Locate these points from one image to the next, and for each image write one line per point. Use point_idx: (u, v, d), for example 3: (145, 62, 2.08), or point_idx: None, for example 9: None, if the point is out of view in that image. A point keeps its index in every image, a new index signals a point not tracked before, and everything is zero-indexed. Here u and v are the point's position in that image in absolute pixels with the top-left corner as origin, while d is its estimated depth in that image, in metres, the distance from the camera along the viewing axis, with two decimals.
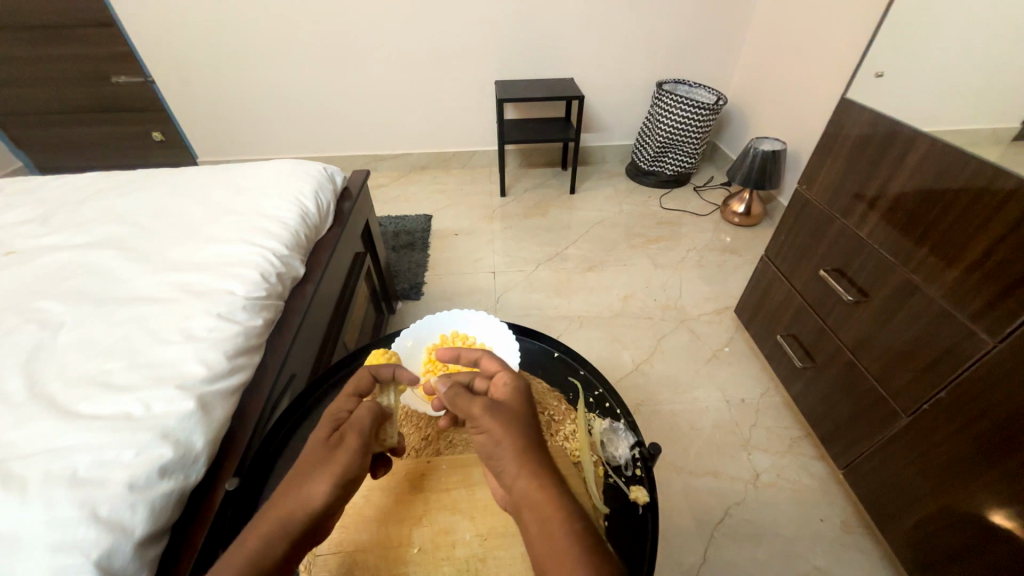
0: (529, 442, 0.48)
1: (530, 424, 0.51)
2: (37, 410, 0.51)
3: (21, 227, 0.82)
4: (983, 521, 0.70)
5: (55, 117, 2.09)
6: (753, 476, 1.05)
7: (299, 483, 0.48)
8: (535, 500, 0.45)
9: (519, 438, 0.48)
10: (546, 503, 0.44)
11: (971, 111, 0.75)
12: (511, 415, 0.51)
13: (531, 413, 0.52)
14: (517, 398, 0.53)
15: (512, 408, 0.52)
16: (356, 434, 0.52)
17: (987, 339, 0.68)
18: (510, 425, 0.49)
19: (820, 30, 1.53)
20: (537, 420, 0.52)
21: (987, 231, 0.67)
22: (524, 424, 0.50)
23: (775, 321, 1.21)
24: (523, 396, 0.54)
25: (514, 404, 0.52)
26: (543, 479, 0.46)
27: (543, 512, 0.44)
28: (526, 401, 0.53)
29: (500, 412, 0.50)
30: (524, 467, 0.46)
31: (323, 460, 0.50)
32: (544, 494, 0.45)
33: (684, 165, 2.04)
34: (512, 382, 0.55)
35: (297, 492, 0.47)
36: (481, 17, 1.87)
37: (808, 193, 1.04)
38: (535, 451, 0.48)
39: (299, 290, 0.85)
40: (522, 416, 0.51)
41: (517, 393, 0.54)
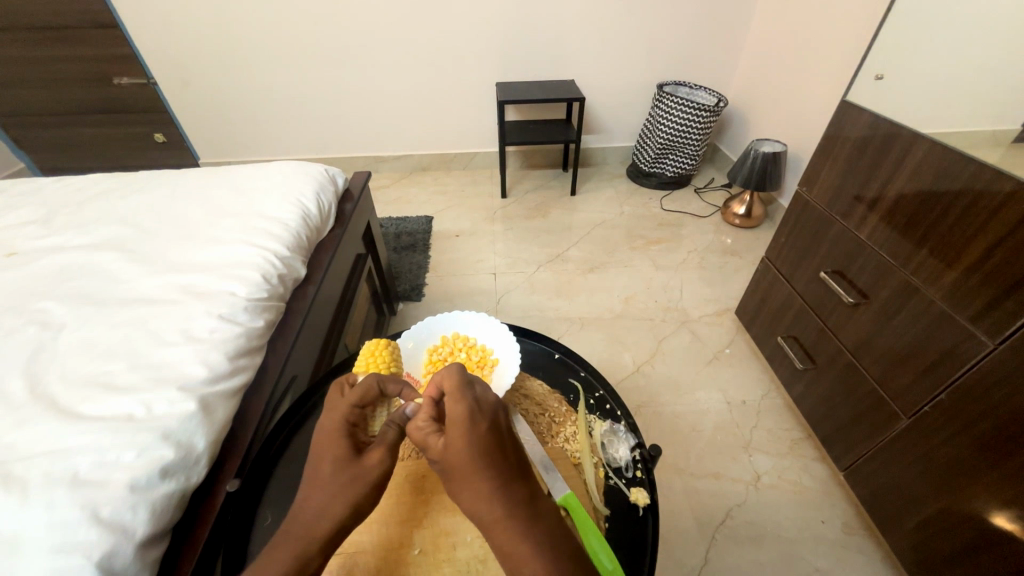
0: (477, 480, 0.48)
1: (475, 461, 0.49)
2: (39, 411, 0.51)
3: (23, 228, 0.83)
4: (986, 523, 0.70)
5: (58, 119, 2.10)
6: (755, 478, 1.05)
7: (322, 499, 0.49)
8: (499, 537, 0.46)
9: (469, 482, 0.48)
10: (507, 540, 0.46)
11: (968, 114, 0.76)
12: (454, 458, 0.50)
13: (472, 446, 0.50)
14: (454, 435, 0.50)
15: (453, 450, 0.50)
16: (381, 450, 0.53)
17: (988, 341, 0.68)
18: (457, 469, 0.49)
19: (820, 31, 1.53)
20: (482, 452, 0.50)
21: (986, 234, 0.67)
22: (469, 462, 0.49)
23: (775, 322, 1.21)
24: (461, 429, 0.51)
25: (453, 444, 0.50)
26: (501, 515, 0.47)
27: (505, 544, 0.46)
28: (463, 434, 0.50)
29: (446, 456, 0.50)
30: (480, 508, 0.47)
31: (346, 478, 0.50)
32: (505, 532, 0.46)
33: (684, 167, 2.04)
34: (452, 414, 0.52)
35: (320, 506, 0.49)
36: (482, 20, 1.88)
37: (808, 195, 1.05)
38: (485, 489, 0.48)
39: (300, 292, 0.85)
40: (462, 455, 0.49)
41: (457, 426, 0.51)
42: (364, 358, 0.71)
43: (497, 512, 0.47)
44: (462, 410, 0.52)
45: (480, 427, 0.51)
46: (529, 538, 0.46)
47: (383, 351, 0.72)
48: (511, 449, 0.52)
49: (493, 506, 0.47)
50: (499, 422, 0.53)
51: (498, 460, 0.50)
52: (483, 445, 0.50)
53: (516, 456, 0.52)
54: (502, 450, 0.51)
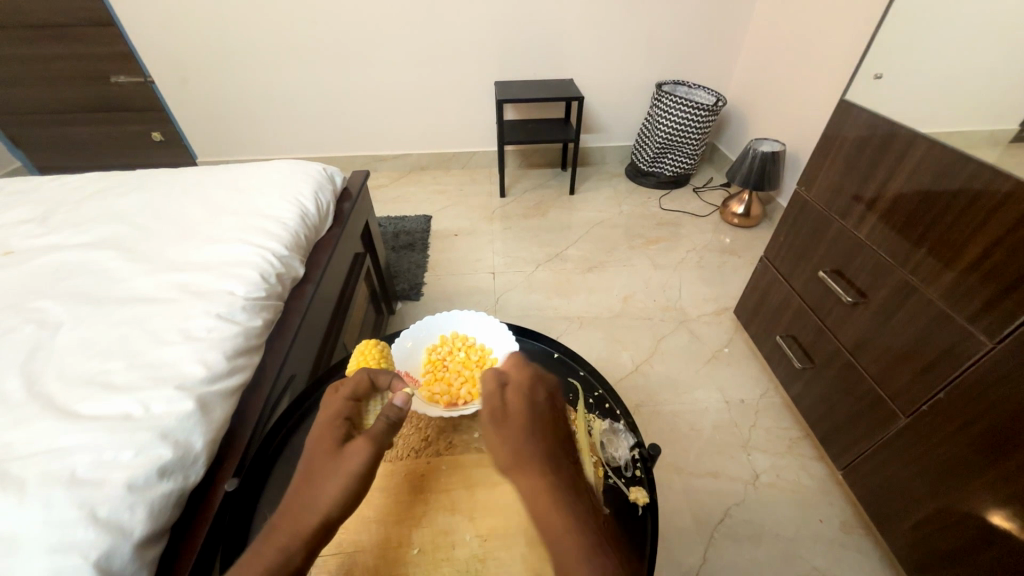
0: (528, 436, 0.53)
1: (530, 420, 0.55)
2: (36, 411, 0.51)
3: (20, 227, 0.82)
4: (984, 523, 0.70)
5: (54, 117, 2.09)
6: (753, 477, 1.05)
7: (313, 492, 0.49)
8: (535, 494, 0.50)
9: (522, 438, 0.54)
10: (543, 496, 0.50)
11: (967, 114, 0.76)
12: (512, 417, 0.56)
13: (530, 407, 0.57)
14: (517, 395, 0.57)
15: (513, 407, 0.56)
16: (365, 438, 0.52)
17: (985, 340, 0.68)
18: (513, 423, 0.55)
19: (819, 31, 1.53)
20: (537, 416, 0.56)
21: (984, 233, 0.67)
22: (526, 420, 0.55)
23: (774, 322, 1.21)
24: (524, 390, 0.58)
25: (514, 403, 0.57)
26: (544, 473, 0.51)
27: (539, 502, 0.50)
28: (525, 395, 0.58)
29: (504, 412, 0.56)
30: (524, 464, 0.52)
31: (332, 468, 0.50)
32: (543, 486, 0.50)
33: (683, 166, 2.04)
34: (514, 378, 0.60)
35: (311, 499, 0.49)
36: (481, 19, 1.88)
37: (807, 195, 1.05)
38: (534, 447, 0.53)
39: (299, 291, 0.85)
40: (520, 411, 0.56)
41: (519, 389, 0.58)
42: (356, 357, 0.71)
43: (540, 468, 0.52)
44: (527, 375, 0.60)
45: (539, 394, 0.59)
46: (565, 500, 0.49)
47: (373, 349, 0.72)
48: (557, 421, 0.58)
49: (537, 464, 0.52)
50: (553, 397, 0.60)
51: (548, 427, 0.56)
52: (539, 410, 0.57)
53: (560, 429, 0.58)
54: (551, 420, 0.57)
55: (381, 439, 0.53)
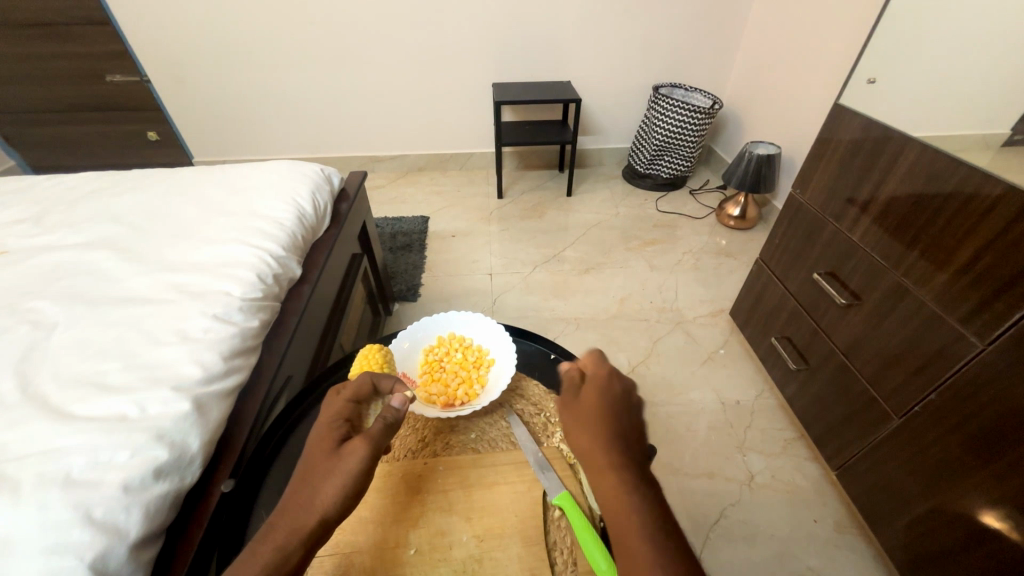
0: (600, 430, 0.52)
1: (606, 414, 0.54)
2: (30, 412, 0.51)
3: (14, 226, 0.82)
4: (975, 522, 0.71)
5: (49, 116, 2.08)
6: (748, 478, 1.05)
7: (310, 494, 0.49)
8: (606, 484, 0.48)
9: (592, 420, 0.54)
10: (611, 491, 0.48)
11: (958, 118, 0.77)
12: (587, 408, 0.55)
13: (607, 401, 0.55)
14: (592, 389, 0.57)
15: (587, 399, 0.56)
16: (364, 440, 0.52)
17: (977, 342, 0.69)
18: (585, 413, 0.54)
19: (814, 35, 1.55)
20: (615, 411, 0.55)
21: (976, 235, 0.68)
22: (600, 413, 0.54)
23: (769, 323, 1.22)
24: (601, 385, 0.57)
25: (589, 395, 0.56)
26: (614, 466, 0.49)
27: (609, 494, 0.48)
28: (603, 390, 0.56)
29: (578, 401, 0.56)
30: (595, 454, 0.51)
31: (330, 468, 0.50)
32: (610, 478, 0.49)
33: (679, 168, 2.05)
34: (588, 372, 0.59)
35: (309, 503, 0.48)
36: (478, 20, 1.88)
37: (801, 197, 1.06)
38: (606, 442, 0.52)
39: (296, 292, 0.85)
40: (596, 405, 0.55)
41: (595, 382, 0.57)
42: (358, 362, 0.72)
43: (611, 463, 0.50)
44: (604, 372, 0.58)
45: (616, 390, 0.57)
46: (637, 500, 0.46)
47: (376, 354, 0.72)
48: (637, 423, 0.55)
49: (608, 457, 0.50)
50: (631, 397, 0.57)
51: (624, 429, 0.53)
52: (616, 406, 0.55)
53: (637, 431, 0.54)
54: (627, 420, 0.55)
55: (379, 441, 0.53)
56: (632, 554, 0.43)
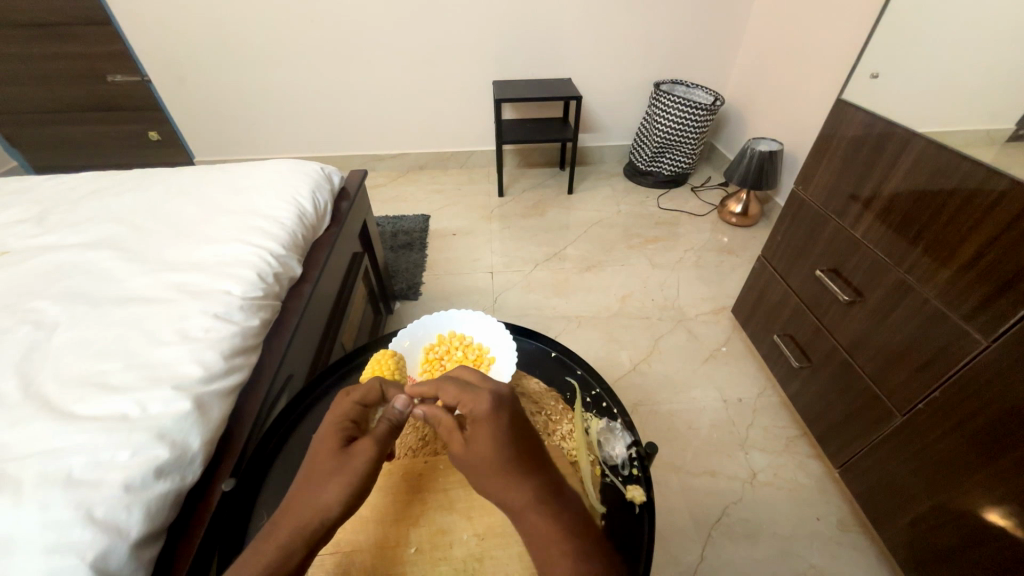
0: (501, 471, 0.48)
1: (502, 447, 0.50)
2: (32, 411, 0.51)
3: (15, 227, 0.82)
4: (978, 519, 0.70)
5: (51, 117, 2.08)
6: (750, 475, 1.05)
7: (315, 492, 0.48)
8: (528, 524, 0.45)
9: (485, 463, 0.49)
10: (536, 528, 0.44)
11: (962, 113, 0.76)
12: (480, 451, 0.50)
13: (499, 434, 0.51)
14: (479, 428, 0.51)
15: (477, 441, 0.50)
16: (370, 441, 0.53)
17: (980, 338, 0.68)
18: (480, 456, 0.50)
19: (815, 31, 1.54)
20: (508, 440, 0.50)
21: (979, 232, 0.68)
22: (495, 451, 0.49)
23: (771, 320, 1.21)
24: (486, 420, 0.52)
25: (474, 436, 0.51)
26: (529, 501, 0.46)
27: (533, 531, 0.45)
28: (490, 424, 0.51)
29: (469, 446, 0.51)
30: (507, 496, 0.47)
31: (336, 468, 0.50)
32: (529, 517, 0.45)
33: (681, 166, 2.04)
34: (470, 408, 0.54)
35: (314, 500, 0.48)
36: (478, 17, 1.87)
37: (803, 194, 1.05)
38: (509, 478, 0.48)
39: (296, 290, 0.85)
40: (488, 445, 0.50)
41: (481, 418, 0.52)
42: (371, 367, 0.72)
43: (526, 499, 0.46)
44: (486, 403, 0.53)
45: (505, 418, 0.52)
46: (560, 525, 0.44)
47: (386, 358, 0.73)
48: (536, 442, 0.52)
49: (520, 496, 0.46)
50: (522, 418, 0.54)
51: (523, 458, 0.49)
52: (508, 434, 0.51)
53: (538, 451, 0.51)
54: (525, 442, 0.51)
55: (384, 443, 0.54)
56: None
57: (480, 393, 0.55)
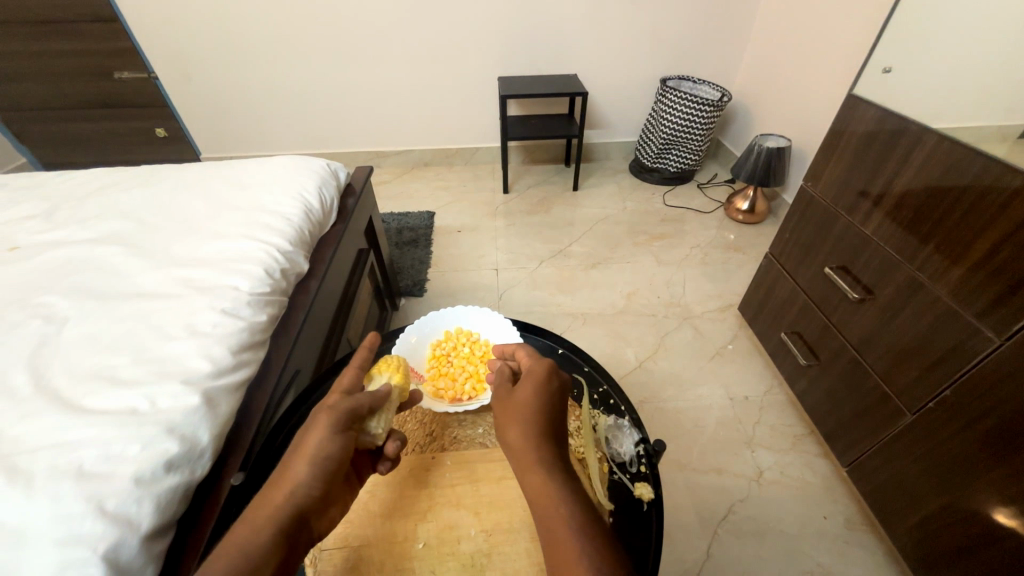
0: (530, 424, 0.52)
1: (540, 409, 0.54)
2: (43, 405, 0.51)
3: (25, 222, 0.82)
4: (988, 519, 0.70)
5: (59, 113, 2.09)
6: (757, 474, 1.05)
7: (284, 472, 0.50)
8: (532, 480, 0.49)
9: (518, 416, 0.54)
10: (539, 485, 0.48)
11: (974, 109, 0.75)
12: (518, 405, 0.55)
13: (542, 397, 0.55)
14: (526, 385, 0.57)
15: (521, 396, 0.56)
16: (325, 412, 0.54)
17: (993, 337, 0.67)
18: (518, 408, 0.55)
19: (825, 26, 1.52)
20: (547, 408, 0.55)
21: (993, 228, 0.66)
22: (531, 410, 0.54)
23: (779, 318, 1.20)
24: (535, 380, 0.57)
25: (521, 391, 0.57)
26: (539, 464, 0.49)
27: (539, 489, 0.48)
28: (536, 385, 0.57)
29: (513, 396, 0.57)
30: (527, 450, 0.51)
31: (298, 447, 0.52)
32: (535, 473, 0.49)
33: (687, 163, 2.03)
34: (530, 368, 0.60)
35: (284, 480, 0.50)
36: (484, 13, 1.87)
37: (813, 190, 1.04)
38: (532, 439, 0.52)
39: (303, 287, 0.85)
40: (528, 401, 0.55)
41: (531, 378, 0.58)
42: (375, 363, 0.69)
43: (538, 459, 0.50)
44: (544, 368, 0.59)
45: (552, 385, 0.57)
46: (563, 490, 0.47)
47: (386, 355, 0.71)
48: (566, 421, 0.56)
49: (534, 455, 0.50)
50: (565, 394, 0.58)
51: (549, 426, 0.53)
52: (551, 399, 0.56)
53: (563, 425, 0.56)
54: (557, 415, 0.55)
55: (343, 411, 0.54)
56: (558, 544, 0.43)
57: (543, 359, 0.60)
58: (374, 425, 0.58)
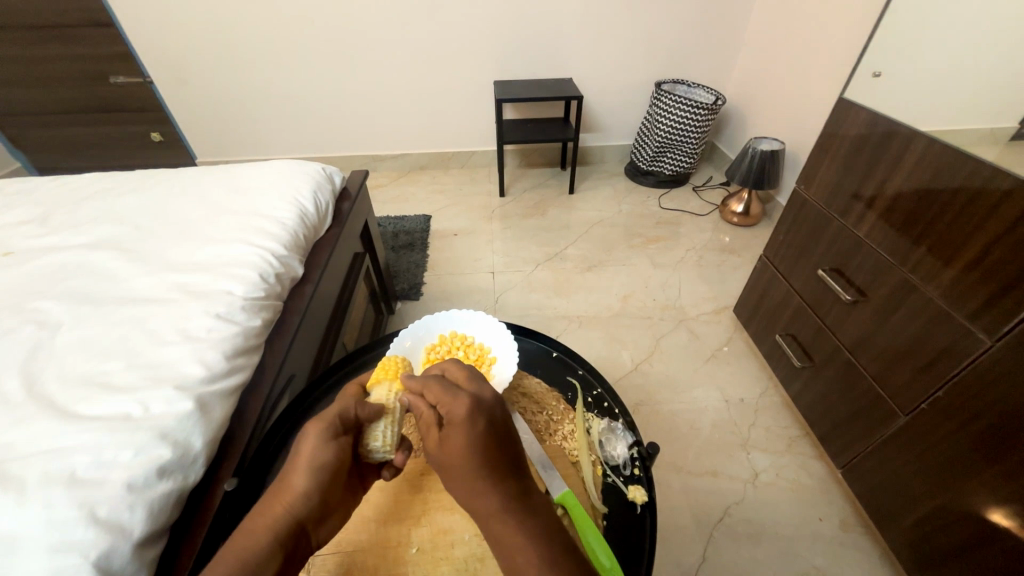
0: (472, 477, 0.48)
1: (477, 454, 0.49)
2: (36, 411, 0.51)
3: (19, 228, 0.82)
4: (983, 520, 0.70)
5: (54, 118, 2.09)
6: (752, 476, 1.05)
7: (283, 481, 0.51)
8: (492, 528, 0.47)
9: (458, 469, 0.49)
10: (503, 535, 0.46)
11: (963, 112, 0.76)
12: (453, 455, 0.49)
13: (475, 440, 0.50)
14: (452, 434, 0.50)
15: (452, 446, 0.50)
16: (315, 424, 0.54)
17: (985, 338, 0.68)
18: (453, 459, 0.49)
19: (818, 30, 1.53)
20: (482, 450, 0.49)
21: (984, 230, 0.67)
22: (469, 457, 0.49)
23: (774, 320, 1.21)
24: (461, 430, 0.50)
25: (450, 441, 0.50)
26: (496, 511, 0.47)
27: (501, 539, 0.46)
28: (465, 435, 0.50)
29: (444, 448, 0.50)
30: (478, 503, 0.48)
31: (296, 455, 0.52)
32: (496, 523, 0.47)
33: (682, 166, 2.04)
34: (448, 412, 0.52)
35: (283, 488, 0.50)
36: (479, 17, 1.87)
37: (805, 193, 1.05)
38: (480, 487, 0.48)
39: (298, 291, 0.85)
40: (462, 450, 0.49)
41: (455, 423, 0.50)
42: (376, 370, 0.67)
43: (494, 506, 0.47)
44: (464, 408, 0.51)
45: (478, 425, 0.50)
46: (524, 533, 0.46)
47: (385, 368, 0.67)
48: (512, 454, 0.51)
49: (488, 506, 0.47)
50: (501, 425, 0.53)
51: (493, 466, 0.49)
52: (484, 442, 0.50)
53: (512, 457, 0.51)
54: (499, 448, 0.51)
55: (333, 419, 0.55)
56: None
57: (458, 397, 0.52)
58: (377, 446, 0.55)
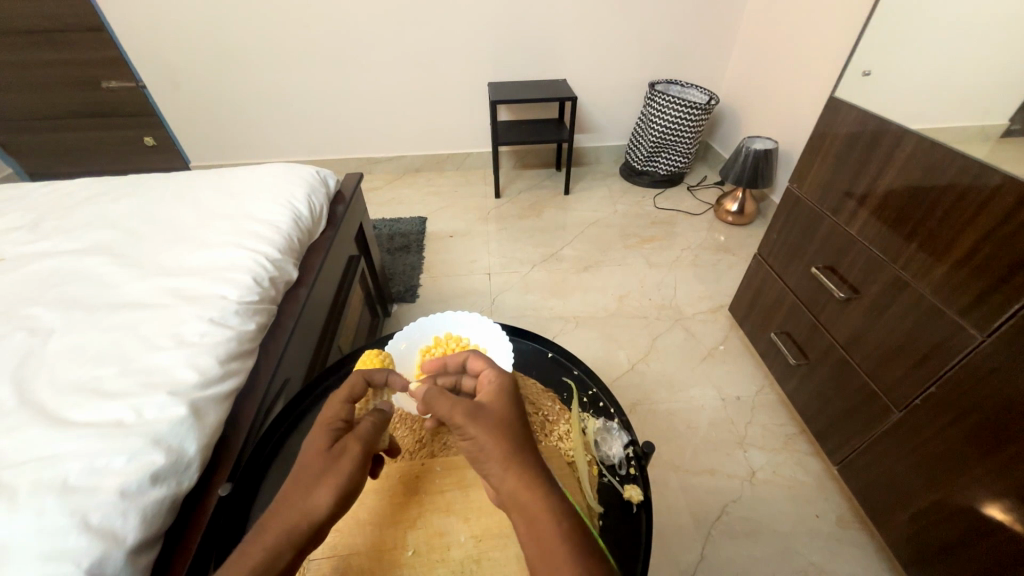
0: (511, 438, 0.47)
1: (515, 423, 0.50)
2: (27, 418, 0.51)
3: (8, 235, 0.82)
4: (980, 515, 0.70)
5: (45, 123, 2.08)
6: (750, 474, 1.05)
7: (302, 492, 0.46)
8: (521, 497, 0.44)
9: (496, 429, 0.48)
10: (536, 507, 0.43)
11: (954, 109, 0.77)
12: (495, 415, 0.50)
13: (515, 411, 0.51)
14: (497, 399, 0.52)
15: (496, 408, 0.51)
16: (359, 444, 0.51)
17: (976, 333, 0.68)
18: (491, 422, 0.48)
19: (810, 28, 1.54)
20: (521, 421, 0.51)
21: (974, 226, 0.68)
22: (508, 425, 0.49)
23: (769, 318, 1.21)
24: (504, 399, 0.52)
25: (492, 405, 0.51)
26: (529, 476, 0.45)
27: (531, 507, 0.43)
28: (508, 403, 0.52)
29: (482, 410, 0.50)
30: (510, 466, 0.45)
31: (325, 469, 0.48)
32: (531, 493, 0.44)
33: (677, 165, 2.05)
34: (492, 384, 0.55)
35: (302, 500, 0.45)
36: (473, 19, 1.88)
37: (799, 192, 1.05)
38: (513, 452, 0.46)
39: (292, 295, 0.85)
40: (505, 414, 0.50)
41: (498, 392, 0.53)
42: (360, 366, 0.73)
43: (529, 471, 0.45)
44: (508, 382, 0.55)
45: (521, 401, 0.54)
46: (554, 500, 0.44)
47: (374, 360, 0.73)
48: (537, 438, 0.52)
49: (525, 470, 0.45)
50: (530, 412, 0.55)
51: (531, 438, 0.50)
52: (525, 416, 0.52)
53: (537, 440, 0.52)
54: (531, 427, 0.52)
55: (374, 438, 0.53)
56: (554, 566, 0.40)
57: (503, 372, 0.56)
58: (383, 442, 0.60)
